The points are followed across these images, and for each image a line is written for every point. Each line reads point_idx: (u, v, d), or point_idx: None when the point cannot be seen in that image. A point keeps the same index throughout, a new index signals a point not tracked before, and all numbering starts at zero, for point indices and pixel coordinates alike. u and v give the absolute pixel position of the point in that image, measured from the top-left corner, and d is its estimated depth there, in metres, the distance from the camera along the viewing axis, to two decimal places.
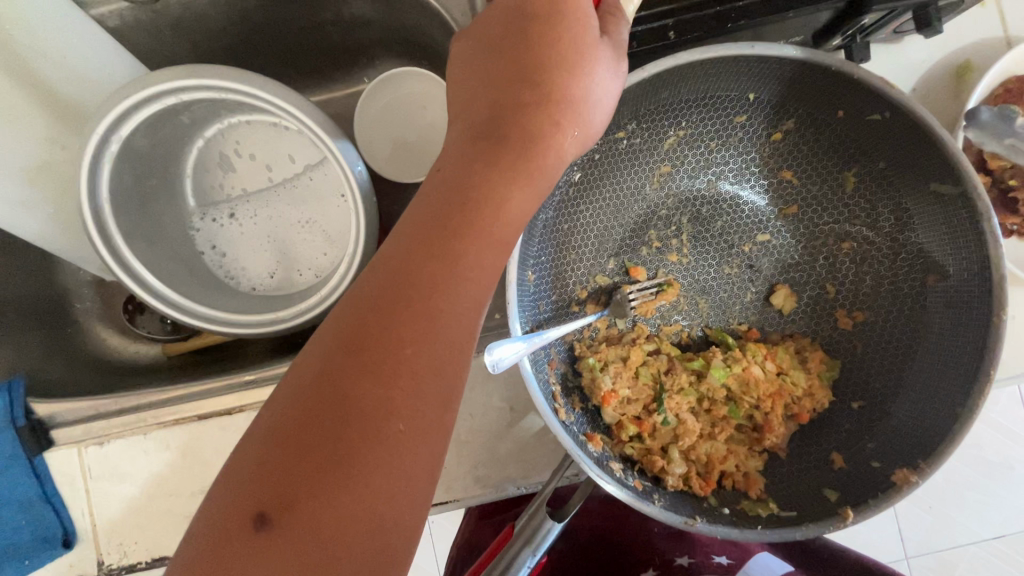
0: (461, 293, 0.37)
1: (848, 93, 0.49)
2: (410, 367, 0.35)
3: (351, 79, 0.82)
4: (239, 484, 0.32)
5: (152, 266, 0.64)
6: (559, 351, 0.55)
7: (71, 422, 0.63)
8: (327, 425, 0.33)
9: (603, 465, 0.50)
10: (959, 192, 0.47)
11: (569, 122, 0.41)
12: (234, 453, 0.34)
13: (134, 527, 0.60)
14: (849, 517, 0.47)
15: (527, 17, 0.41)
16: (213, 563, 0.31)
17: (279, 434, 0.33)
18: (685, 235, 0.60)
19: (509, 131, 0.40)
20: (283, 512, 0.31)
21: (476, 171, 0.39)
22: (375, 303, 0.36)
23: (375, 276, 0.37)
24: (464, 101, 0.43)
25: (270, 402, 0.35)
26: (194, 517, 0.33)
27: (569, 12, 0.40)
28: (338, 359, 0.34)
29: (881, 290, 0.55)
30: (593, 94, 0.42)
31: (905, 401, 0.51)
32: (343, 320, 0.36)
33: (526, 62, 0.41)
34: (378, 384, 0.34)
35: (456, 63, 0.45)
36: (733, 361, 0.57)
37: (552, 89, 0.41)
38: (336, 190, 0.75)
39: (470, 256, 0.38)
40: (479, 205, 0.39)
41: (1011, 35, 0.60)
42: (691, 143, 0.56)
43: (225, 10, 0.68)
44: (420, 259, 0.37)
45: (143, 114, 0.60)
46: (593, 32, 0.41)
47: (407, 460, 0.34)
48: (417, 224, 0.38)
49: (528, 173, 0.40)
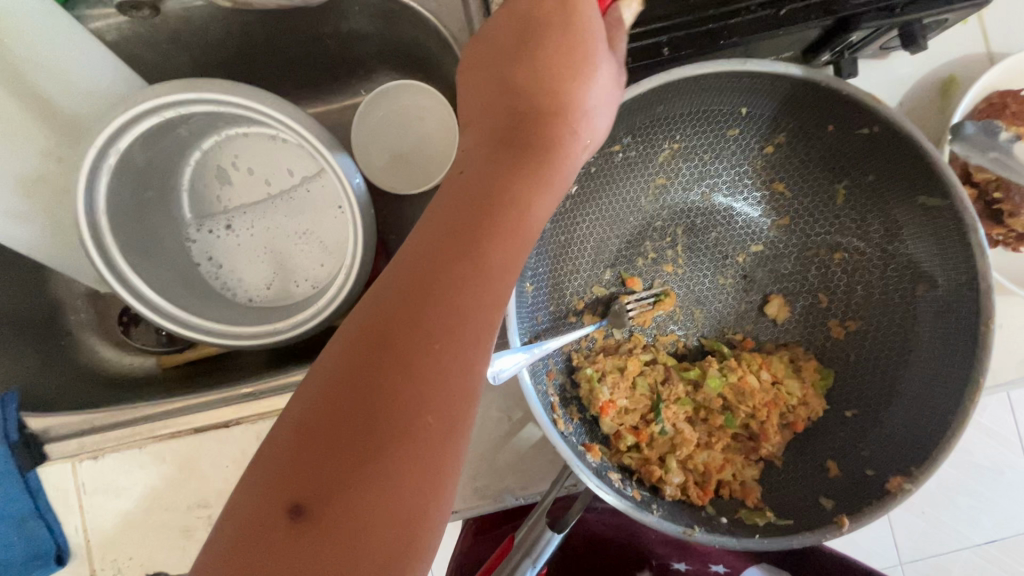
0: (474, 301, 0.37)
1: (839, 109, 0.51)
2: (438, 360, 0.35)
3: (348, 93, 0.82)
4: (273, 476, 0.33)
5: (147, 278, 0.63)
6: (557, 361, 0.56)
7: (62, 437, 0.61)
8: (355, 420, 0.33)
9: (601, 475, 0.51)
10: (946, 205, 0.48)
11: (579, 131, 0.42)
12: (265, 445, 0.35)
13: (128, 543, 0.59)
14: (844, 525, 0.47)
15: (538, 23, 0.41)
16: (251, 551, 0.31)
17: (313, 425, 0.33)
18: (680, 246, 0.61)
19: (532, 137, 0.41)
20: (318, 504, 0.32)
21: (493, 175, 0.40)
22: (402, 300, 0.36)
23: (398, 274, 0.38)
24: (481, 107, 0.43)
25: (300, 395, 0.35)
26: (224, 509, 0.33)
27: (577, 21, 0.41)
28: (366, 354, 0.35)
29: (872, 300, 0.56)
30: (598, 104, 0.42)
31: (898, 408, 0.52)
32: (373, 316, 0.36)
33: (531, 73, 0.41)
34: (407, 377, 0.34)
35: (468, 68, 0.45)
36: (728, 371, 0.57)
37: (562, 98, 0.41)
38: (333, 202, 0.76)
39: (479, 262, 0.38)
40: (491, 215, 0.39)
41: (993, 52, 0.62)
42: (685, 156, 0.58)
43: (223, 23, 0.68)
44: (448, 257, 0.37)
45: (140, 128, 0.61)
46: (602, 48, 0.41)
47: (434, 451, 0.34)
48: (442, 225, 0.39)
49: (548, 180, 0.41)
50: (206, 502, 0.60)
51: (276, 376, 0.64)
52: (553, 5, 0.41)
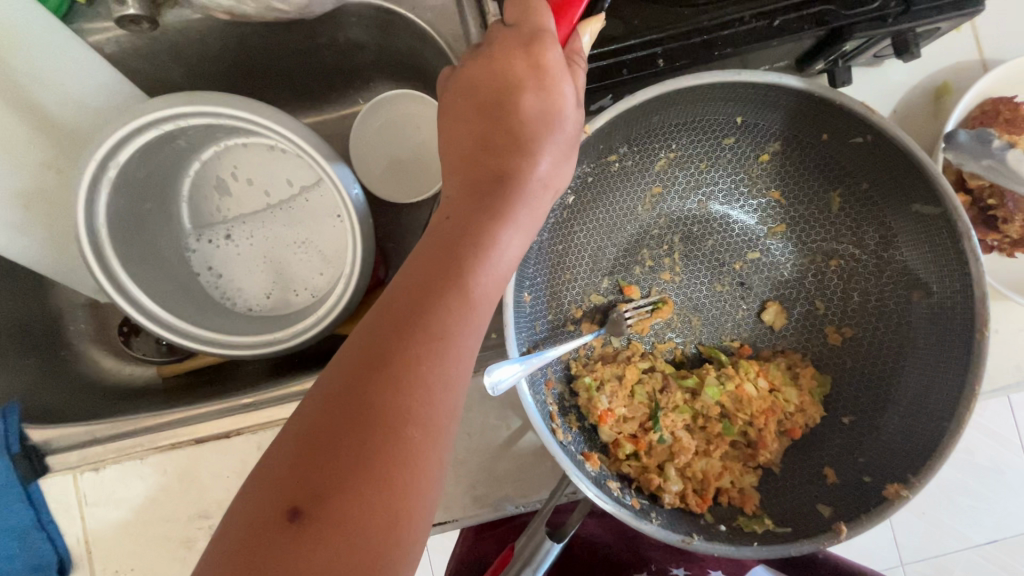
0: (457, 331, 0.39)
1: (833, 118, 0.51)
2: (426, 379, 0.37)
3: (346, 101, 0.83)
4: (271, 484, 0.34)
5: (147, 288, 0.64)
6: (556, 370, 0.56)
7: (64, 448, 0.62)
8: (349, 435, 0.35)
9: (600, 485, 0.51)
10: (940, 213, 0.49)
11: (550, 179, 0.44)
12: (266, 455, 0.36)
13: (129, 554, 0.60)
14: (841, 531, 0.48)
15: (510, 85, 0.42)
16: (249, 554, 0.32)
17: (311, 436, 0.35)
18: (677, 254, 0.61)
19: (507, 165, 0.43)
20: (315, 505, 0.33)
21: (475, 206, 0.42)
22: (394, 324, 0.38)
23: (390, 297, 0.39)
24: (453, 134, 0.45)
25: (301, 409, 0.37)
26: (227, 515, 0.35)
27: (548, 81, 0.42)
28: (360, 374, 0.36)
29: (867, 307, 0.57)
30: (565, 151, 0.44)
31: (894, 415, 0.53)
32: (367, 338, 0.38)
33: (504, 128, 0.43)
34: (397, 394, 0.36)
35: (446, 114, 0.46)
36: (726, 379, 0.58)
37: (536, 147, 0.43)
38: (332, 211, 0.76)
39: (462, 294, 0.39)
40: (474, 241, 0.41)
41: (985, 59, 0.62)
42: (682, 165, 0.58)
43: (221, 36, 0.68)
44: (433, 283, 0.39)
45: (140, 141, 0.61)
46: (568, 102, 0.43)
47: (420, 463, 0.36)
48: (427, 253, 0.41)
49: (517, 214, 0.42)
50: (208, 512, 0.60)
51: (277, 387, 0.64)
52: (524, 66, 0.42)
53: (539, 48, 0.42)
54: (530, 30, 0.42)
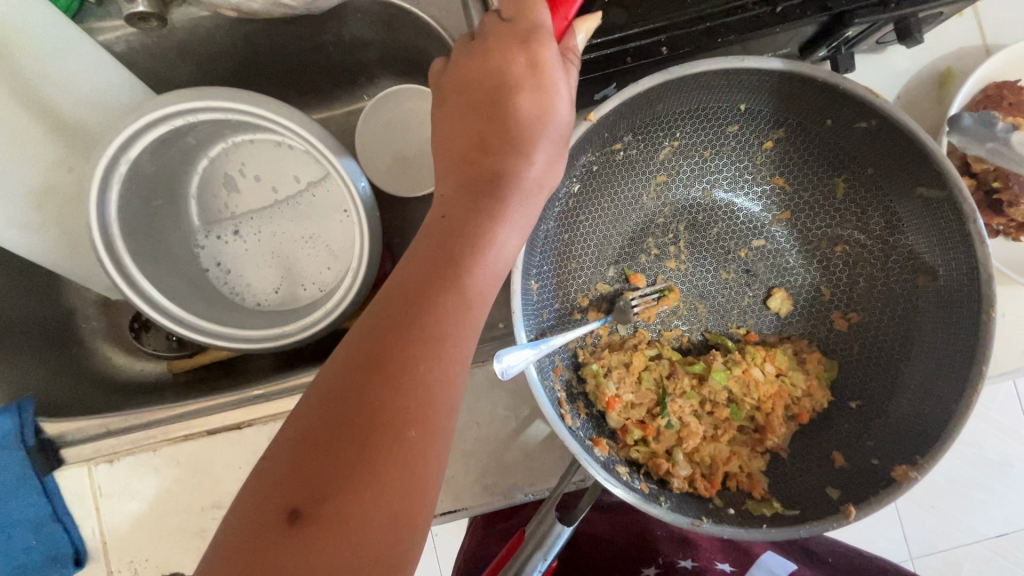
0: (454, 328, 0.39)
1: (836, 104, 0.51)
2: (423, 378, 0.37)
3: (351, 98, 0.83)
4: (269, 486, 0.35)
5: (158, 283, 0.65)
6: (563, 358, 0.57)
7: (79, 441, 0.63)
8: (348, 435, 0.35)
9: (610, 469, 0.52)
10: (945, 196, 0.49)
11: (545, 177, 0.44)
12: (266, 457, 0.37)
13: (145, 545, 0.60)
14: (852, 513, 0.48)
15: (503, 83, 0.42)
16: (250, 556, 0.33)
17: (309, 438, 0.36)
18: (682, 242, 0.61)
19: (506, 159, 0.43)
20: (315, 506, 0.34)
21: (473, 202, 0.42)
22: (391, 325, 0.38)
23: (392, 290, 0.40)
24: (448, 129, 0.45)
25: (300, 409, 0.37)
26: (228, 516, 0.35)
27: (546, 81, 0.42)
28: (358, 374, 0.37)
29: (874, 291, 0.57)
30: (557, 149, 0.44)
31: (902, 399, 0.53)
32: (363, 340, 0.38)
33: (498, 127, 0.43)
34: (393, 394, 0.36)
35: (441, 111, 0.46)
36: (733, 364, 0.58)
37: (530, 145, 0.43)
38: (338, 206, 0.77)
39: (458, 292, 0.40)
40: (470, 240, 0.41)
41: (989, 44, 0.62)
42: (686, 153, 0.58)
43: (228, 33, 0.69)
44: (430, 281, 0.40)
45: (149, 138, 0.62)
46: (565, 99, 0.43)
47: (418, 460, 0.36)
48: (428, 246, 0.42)
49: (508, 215, 0.42)
50: (221, 503, 0.61)
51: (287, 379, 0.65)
52: (523, 63, 0.42)
53: (536, 45, 0.42)
54: (525, 26, 0.42)
